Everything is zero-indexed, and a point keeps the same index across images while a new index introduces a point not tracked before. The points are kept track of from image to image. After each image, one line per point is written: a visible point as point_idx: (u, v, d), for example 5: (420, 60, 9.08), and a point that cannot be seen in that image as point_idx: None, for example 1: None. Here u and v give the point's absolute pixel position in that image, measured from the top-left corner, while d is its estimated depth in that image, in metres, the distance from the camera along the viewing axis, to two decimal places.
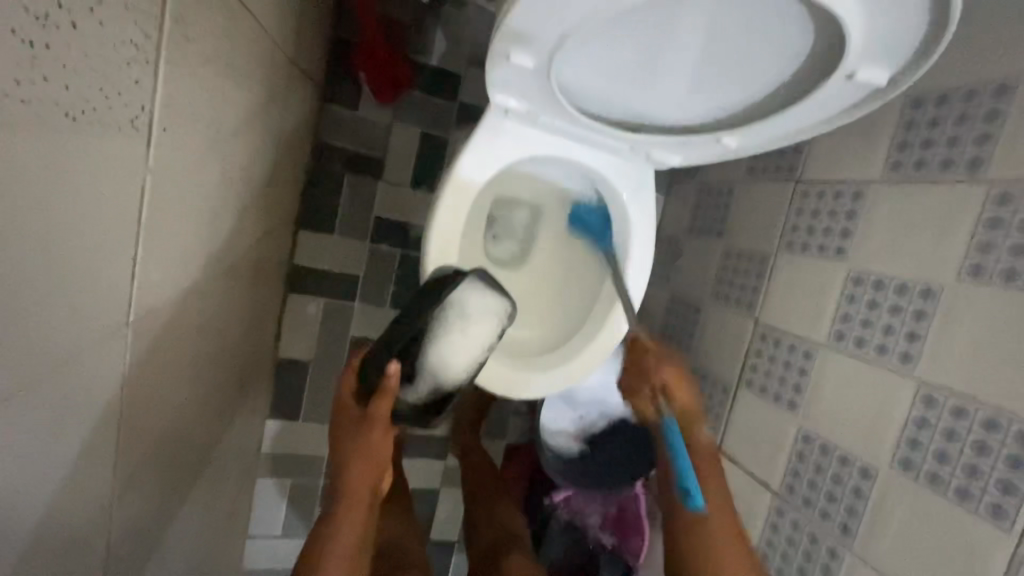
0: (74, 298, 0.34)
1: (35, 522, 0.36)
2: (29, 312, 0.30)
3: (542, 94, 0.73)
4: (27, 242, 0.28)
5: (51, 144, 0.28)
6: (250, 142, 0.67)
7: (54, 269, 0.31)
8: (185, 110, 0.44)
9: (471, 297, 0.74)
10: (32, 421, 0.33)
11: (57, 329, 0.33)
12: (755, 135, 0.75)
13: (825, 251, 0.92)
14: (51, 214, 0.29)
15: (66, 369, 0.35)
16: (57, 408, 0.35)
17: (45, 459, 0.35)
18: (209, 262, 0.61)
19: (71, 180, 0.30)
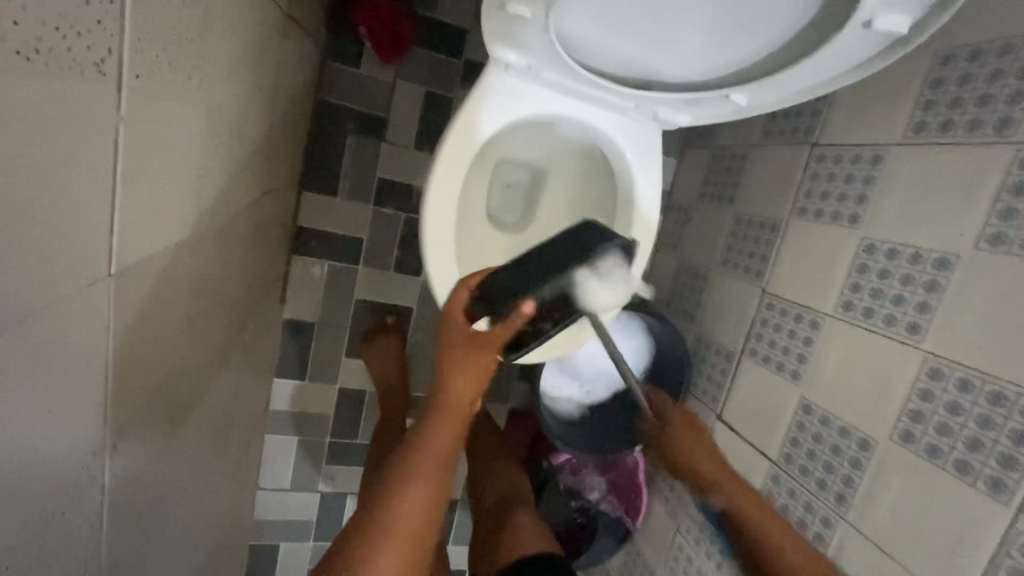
0: (38, 250, 0.33)
1: (27, 467, 0.37)
2: None
3: (541, 49, 0.70)
4: None
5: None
6: (242, 95, 0.66)
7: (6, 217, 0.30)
8: (162, 56, 0.42)
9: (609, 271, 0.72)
10: (12, 370, 0.33)
11: (18, 282, 0.32)
12: (767, 91, 0.71)
13: (838, 218, 0.89)
14: (7, 156, 0.29)
15: (39, 322, 0.35)
16: (37, 355, 0.35)
17: (29, 406, 0.36)
18: (201, 219, 0.60)
19: (19, 120, 0.29)
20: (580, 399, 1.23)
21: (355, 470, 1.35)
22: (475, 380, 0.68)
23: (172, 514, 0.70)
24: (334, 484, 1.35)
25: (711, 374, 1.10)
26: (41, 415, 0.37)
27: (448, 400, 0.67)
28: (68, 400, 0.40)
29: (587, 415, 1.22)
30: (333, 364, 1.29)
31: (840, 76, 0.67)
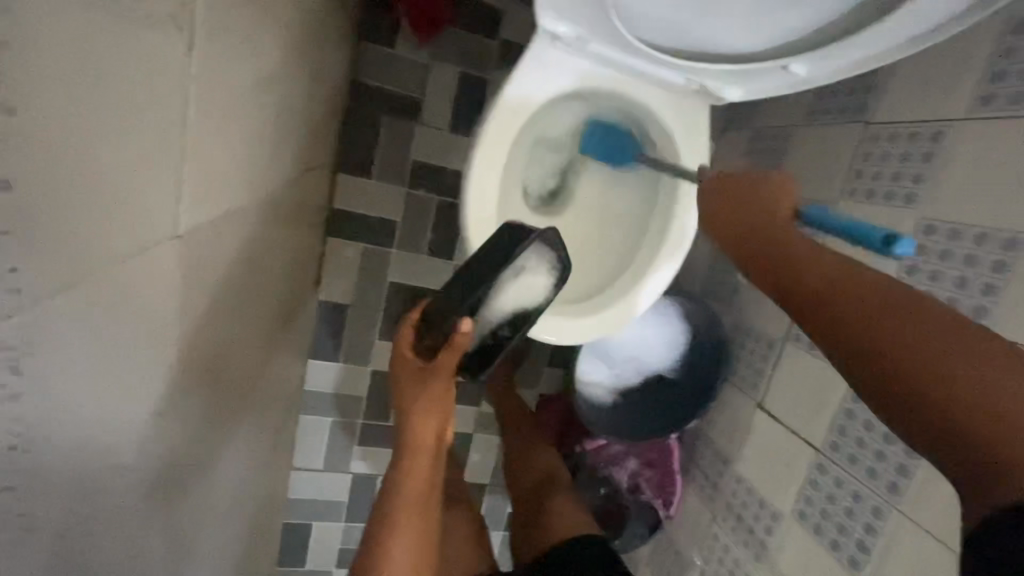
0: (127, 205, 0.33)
1: (109, 427, 0.37)
2: (81, 203, 0.29)
3: (595, 19, 0.68)
4: (74, 130, 0.27)
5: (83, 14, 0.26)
6: (290, 65, 0.65)
7: (97, 164, 0.29)
8: (226, 15, 0.42)
9: (533, 254, 0.71)
10: (98, 323, 0.32)
11: (106, 236, 0.31)
12: (831, 59, 0.68)
13: (893, 199, 0.85)
14: (98, 104, 0.28)
15: (124, 280, 0.34)
16: (123, 313, 0.35)
17: (113, 363, 0.35)
18: (254, 190, 0.61)
19: (110, 63, 0.28)
20: (611, 384, 1.21)
21: (387, 452, 1.36)
22: (433, 414, 0.68)
23: (218, 487, 0.71)
24: (365, 465, 1.36)
25: (751, 360, 1.10)
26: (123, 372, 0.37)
27: (413, 440, 0.69)
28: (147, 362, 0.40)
29: (620, 401, 1.21)
30: (366, 347, 1.29)
31: (915, 41, 0.63)
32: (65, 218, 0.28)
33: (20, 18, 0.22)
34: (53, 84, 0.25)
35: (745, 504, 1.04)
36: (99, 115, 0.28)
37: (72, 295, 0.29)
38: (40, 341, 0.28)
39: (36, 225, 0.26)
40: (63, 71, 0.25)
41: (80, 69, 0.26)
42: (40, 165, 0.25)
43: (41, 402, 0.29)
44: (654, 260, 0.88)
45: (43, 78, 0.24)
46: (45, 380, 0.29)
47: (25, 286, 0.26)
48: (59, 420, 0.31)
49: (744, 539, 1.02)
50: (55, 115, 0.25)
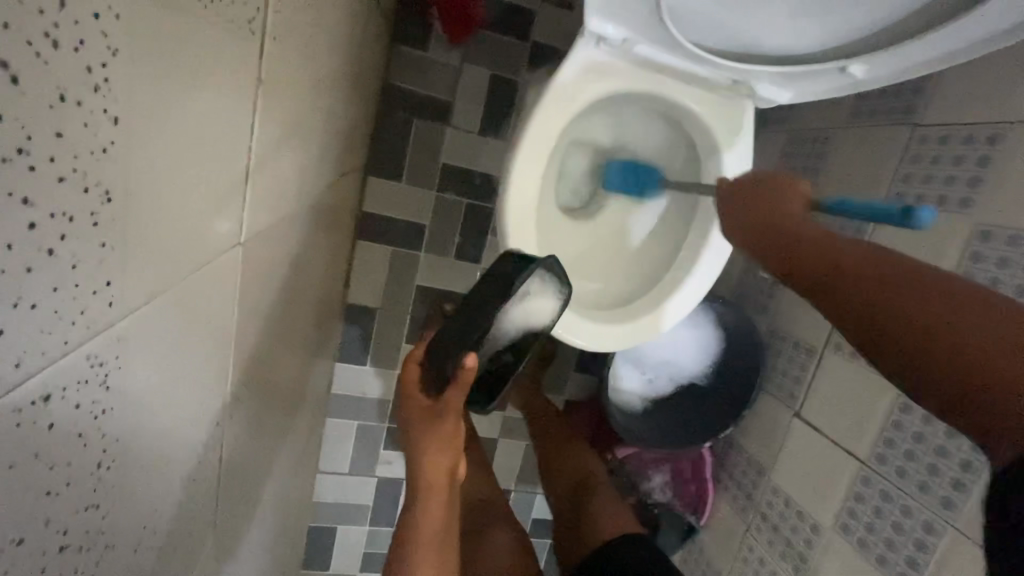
0: (200, 212, 0.32)
1: (180, 438, 0.36)
2: (168, 214, 0.28)
3: (648, 17, 0.67)
4: (169, 140, 0.26)
5: (188, 14, 0.25)
6: (336, 68, 0.65)
7: (181, 169, 0.28)
8: (289, 18, 0.41)
9: (537, 282, 0.67)
10: (173, 334, 0.31)
11: (184, 246, 0.30)
12: (893, 60, 0.66)
13: (945, 204, 0.83)
14: (188, 111, 0.27)
15: (191, 290, 0.33)
16: (190, 323, 0.34)
17: (183, 375, 0.34)
18: (301, 194, 0.60)
19: (197, 63, 0.27)
20: (642, 390, 1.20)
21: None
22: (446, 452, 0.67)
23: (259, 493, 0.71)
24: (390, 469, 1.35)
25: (788, 368, 1.07)
26: (191, 382, 0.36)
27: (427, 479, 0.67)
28: (209, 372, 0.39)
29: (650, 407, 1.19)
30: (393, 350, 1.29)
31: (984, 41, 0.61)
32: (156, 229, 0.27)
33: (142, 17, 0.21)
34: (155, 90, 0.24)
35: (781, 515, 1.02)
36: (187, 119, 0.27)
37: (154, 308, 0.28)
38: (127, 355, 0.26)
39: (132, 236, 0.24)
40: (167, 78, 0.24)
41: (176, 74, 0.25)
42: (139, 172, 0.24)
43: (128, 418, 0.28)
44: (693, 264, 0.87)
45: (152, 82, 0.23)
46: (130, 396, 0.27)
47: (119, 301, 0.24)
48: (139, 438, 0.30)
49: (782, 551, 1.00)
50: (157, 119, 0.24)
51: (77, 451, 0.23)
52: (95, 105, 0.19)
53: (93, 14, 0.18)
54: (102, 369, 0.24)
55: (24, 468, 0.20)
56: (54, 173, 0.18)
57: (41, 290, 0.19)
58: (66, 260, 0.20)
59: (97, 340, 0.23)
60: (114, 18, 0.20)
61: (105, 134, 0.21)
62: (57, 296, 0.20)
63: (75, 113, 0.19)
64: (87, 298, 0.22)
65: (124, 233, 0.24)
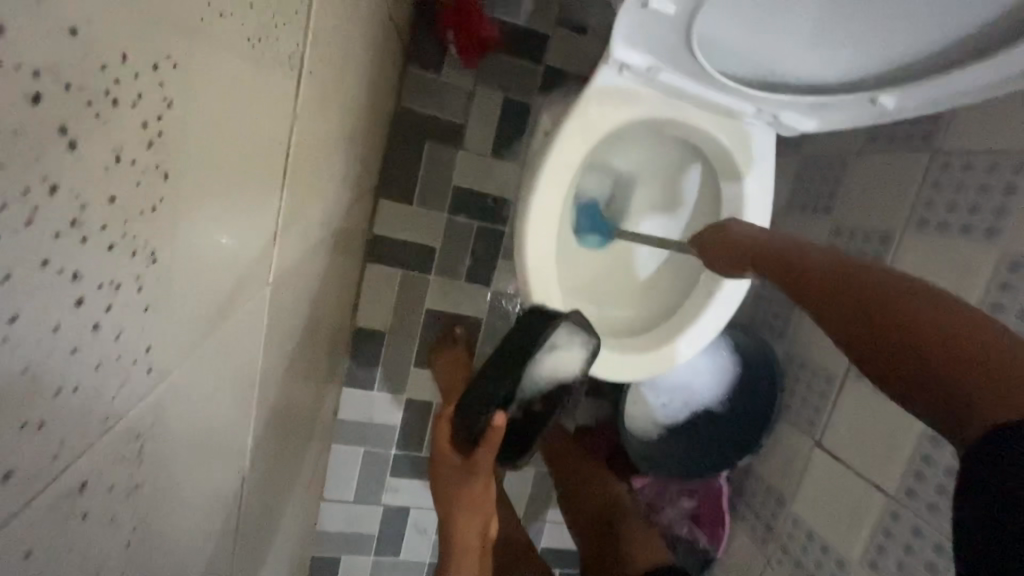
0: (236, 260, 0.30)
1: (208, 493, 0.34)
2: (208, 260, 0.26)
3: (675, 46, 0.66)
4: (213, 188, 0.24)
5: (235, 59, 0.23)
6: (358, 94, 0.63)
7: (221, 218, 0.26)
8: (324, 53, 0.40)
9: (559, 336, 0.71)
10: (205, 393, 0.29)
11: (220, 299, 0.29)
12: (922, 91, 0.65)
13: (970, 232, 0.82)
14: (234, 157, 0.26)
15: (222, 344, 0.31)
16: (220, 377, 0.32)
17: (215, 425, 0.32)
18: (323, 223, 0.58)
19: (242, 106, 0.26)
20: (658, 416, 1.18)
21: (420, 482, 1.32)
22: (477, 512, 0.68)
23: (271, 534, 0.68)
24: (397, 497, 1.32)
25: (807, 396, 1.05)
26: (219, 437, 0.34)
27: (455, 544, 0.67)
28: (235, 424, 0.37)
29: (666, 433, 1.17)
30: (403, 374, 1.26)
31: None
32: (198, 281, 0.25)
33: (196, 64, 0.20)
34: (207, 139, 0.22)
35: (804, 548, 0.99)
36: (229, 167, 0.26)
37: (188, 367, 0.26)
38: (161, 423, 0.24)
39: (173, 296, 0.23)
40: (214, 123, 0.23)
41: (224, 119, 0.24)
42: (184, 227, 0.22)
43: (158, 489, 0.25)
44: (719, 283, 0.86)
45: (201, 131, 0.22)
46: (162, 465, 0.25)
47: (155, 367, 0.22)
48: (167, 506, 0.27)
49: None
50: (202, 170, 0.23)
51: (107, 533, 0.21)
52: (147, 162, 0.18)
53: (152, 62, 0.17)
54: (137, 444, 0.22)
55: (52, 567, 0.18)
56: (104, 241, 0.16)
57: (82, 369, 0.17)
58: (107, 332, 0.18)
59: (135, 412, 0.21)
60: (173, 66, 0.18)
61: (154, 190, 0.19)
62: (98, 373, 0.18)
63: (128, 172, 0.17)
64: (126, 369, 0.20)
65: (167, 293, 0.22)
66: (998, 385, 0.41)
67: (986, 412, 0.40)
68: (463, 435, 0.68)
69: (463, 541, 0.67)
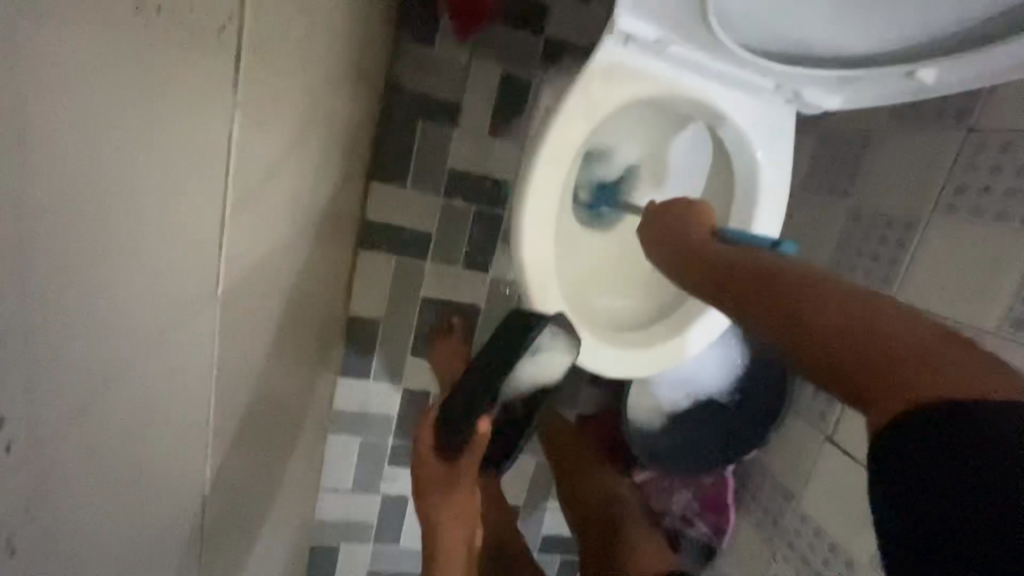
0: (151, 275, 0.26)
1: (134, 527, 0.30)
2: (92, 285, 0.22)
3: (685, 16, 0.59)
4: (84, 200, 0.20)
5: (101, 34, 0.19)
6: (334, 73, 0.58)
7: (112, 228, 0.22)
8: (276, 26, 0.35)
9: (544, 339, 0.67)
10: (112, 429, 0.26)
11: (124, 322, 0.25)
12: (962, 67, 0.59)
13: (1005, 219, 0.75)
14: (121, 158, 0.21)
15: (140, 371, 0.27)
16: (139, 407, 0.28)
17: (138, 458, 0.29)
18: (295, 217, 0.53)
19: (132, 103, 0.21)
20: (662, 407, 1.13)
21: None
22: (465, 523, 0.66)
23: (254, 541, 0.65)
24: (395, 486, 1.30)
25: (820, 390, 1.00)
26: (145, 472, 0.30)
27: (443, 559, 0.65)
28: (173, 453, 0.33)
29: (670, 425, 1.12)
30: (399, 364, 1.22)
31: None
32: (77, 311, 0.21)
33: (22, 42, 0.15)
34: (63, 140, 0.18)
35: (811, 546, 0.95)
36: (116, 168, 0.21)
37: (72, 407, 0.22)
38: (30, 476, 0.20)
39: (26, 330, 0.19)
40: (70, 122, 0.18)
41: (89, 115, 0.19)
42: (38, 246, 0.18)
43: (39, 549, 0.22)
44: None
45: (45, 125, 0.17)
46: (40, 525, 0.21)
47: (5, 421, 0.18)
48: (65, 561, 0.24)
49: None
50: (59, 175, 0.18)
51: None
52: None
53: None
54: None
55: None
56: None
57: None
58: None
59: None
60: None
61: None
62: None
63: None
64: None
65: (10, 328, 0.18)
66: (936, 377, 0.35)
67: (917, 399, 0.35)
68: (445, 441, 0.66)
69: (450, 550, 0.65)
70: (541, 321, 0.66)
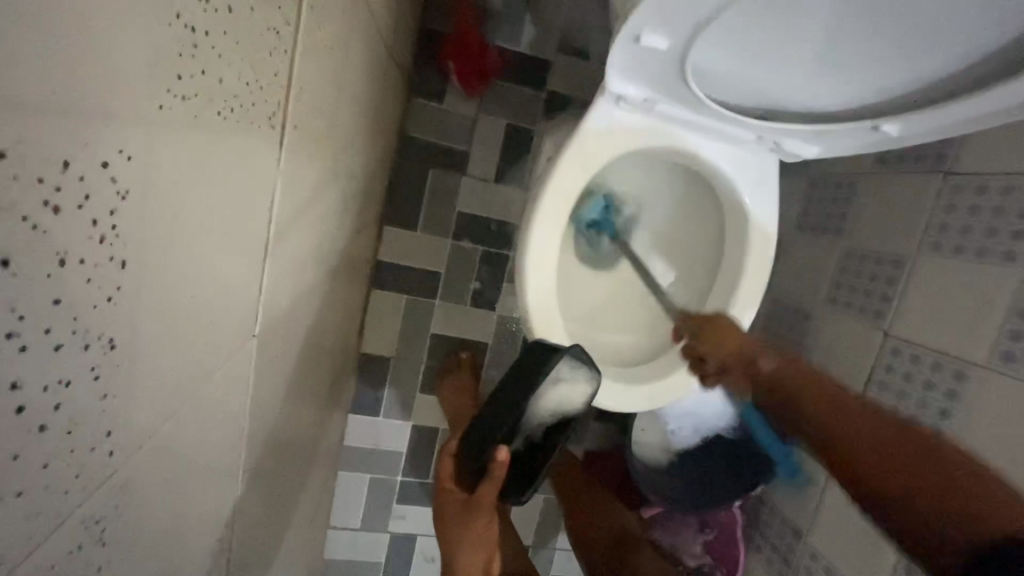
0: (200, 323, 0.31)
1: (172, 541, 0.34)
2: (156, 329, 0.27)
3: (667, 80, 0.66)
4: (156, 259, 0.25)
5: (184, 130, 0.24)
6: (355, 135, 0.64)
7: (174, 285, 0.27)
8: (310, 106, 0.41)
9: (562, 369, 0.70)
10: (160, 457, 0.30)
11: (179, 357, 0.29)
12: (924, 121, 0.64)
13: (987, 256, 0.79)
14: (189, 225, 0.27)
15: (191, 402, 0.32)
16: (183, 439, 0.32)
17: (180, 479, 0.33)
18: (319, 263, 0.59)
19: (201, 182, 0.27)
20: (668, 442, 1.14)
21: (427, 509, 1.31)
22: (482, 549, 0.67)
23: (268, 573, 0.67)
24: (404, 524, 1.30)
25: None
26: (184, 494, 0.34)
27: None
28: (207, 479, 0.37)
29: (677, 461, 1.13)
30: (410, 401, 1.26)
31: None
32: (144, 348, 0.26)
33: (122, 152, 0.21)
34: (144, 213, 0.23)
35: None
36: (187, 232, 0.27)
37: (131, 437, 0.26)
38: (89, 498, 0.24)
39: (107, 364, 0.23)
40: (151, 201, 0.24)
41: (168, 193, 0.25)
42: (118, 306, 0.23)
43: (92, 561, 0.25)
44: (734, 297, 0.82)
45: (132, 209, 0.22)
46: (101, 530, 0.26)
47: (80, 437, 0.22)
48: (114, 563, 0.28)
49: None
50: (138, 249, 0.23)
51: None
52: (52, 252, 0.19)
53: (56, 164, 0.18)
54: (43, 530, 0.21)
55: None
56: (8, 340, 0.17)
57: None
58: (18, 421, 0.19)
59: (43, 496, 0.21)
60: (100, 148, 0.19)
61: (64, 282, 0.20)
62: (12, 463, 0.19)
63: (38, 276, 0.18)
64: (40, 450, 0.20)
65: (95, 360, 0.22)
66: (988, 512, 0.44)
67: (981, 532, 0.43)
68: (466, 470, 0.67)
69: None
70: (559, 352, 0.70)
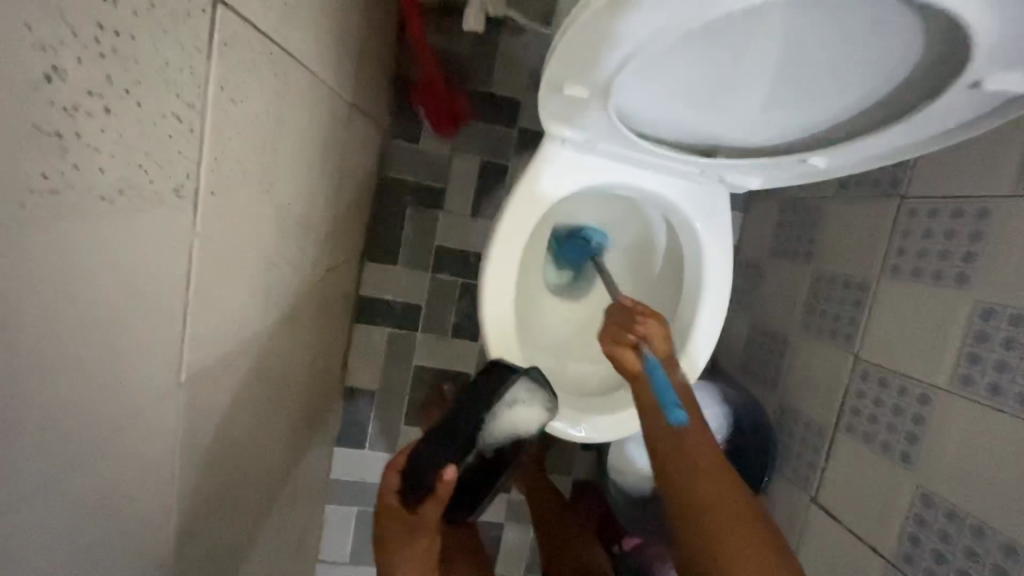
0: (106, 382, 0.33)
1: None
2: (55, 397, 0.29)
3: (606, 124, 0.69)
4: (49, 337, 0.27)
5: (69, 222, 0.26)
6: (309, 186, 0.69)
7: (76, 352, 0.30)
8: (234, 171, 0.44)
9: (516, 391, 0.72)
10: (64, 510, 0.32)
11: (80, 419, 0.31)
12: (848, 153, 0.71)
13: (943, 278, 0.79)
14: (82, 302, 0.29)
15: (99, 457, 0.34)
16: (95, 488, 0.34)
17: (92, 527, 0.35)
18: (269, 307, 0.62)
19: (95, 263, 0.29)
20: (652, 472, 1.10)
21: None
22: (419, 565, 0.68)
23: None
24: None
25: (800, 448, 1.00)
26: (99, 538, 0.36)
27: None
28: (125, 523, 0.39)
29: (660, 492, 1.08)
30: (393, 432, 1.27)
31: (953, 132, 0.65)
32: (43, 419, 0.28)
33: (27, 249, 0.24)
34: (34, 301, 0.25)
35: None
36: (82, 311, 0.29)
37: (31, 492, 0.28)
38: None
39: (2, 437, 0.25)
40: (39, 288, 0.26)
41: (61, 277, 0.27)
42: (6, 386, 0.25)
43: None
44: (692, 325, 0.83)
45: (38, 295, 0.26)
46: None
47: None
48: None
49: None
50: (34, 328, 0.26)
51: None
52: None
53: None
54: None
55: None
56: None
57: None
58: None
59: None
60: None
61: None
62: None
63: None
64: None
65: None
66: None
67: None
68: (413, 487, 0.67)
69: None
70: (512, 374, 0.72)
